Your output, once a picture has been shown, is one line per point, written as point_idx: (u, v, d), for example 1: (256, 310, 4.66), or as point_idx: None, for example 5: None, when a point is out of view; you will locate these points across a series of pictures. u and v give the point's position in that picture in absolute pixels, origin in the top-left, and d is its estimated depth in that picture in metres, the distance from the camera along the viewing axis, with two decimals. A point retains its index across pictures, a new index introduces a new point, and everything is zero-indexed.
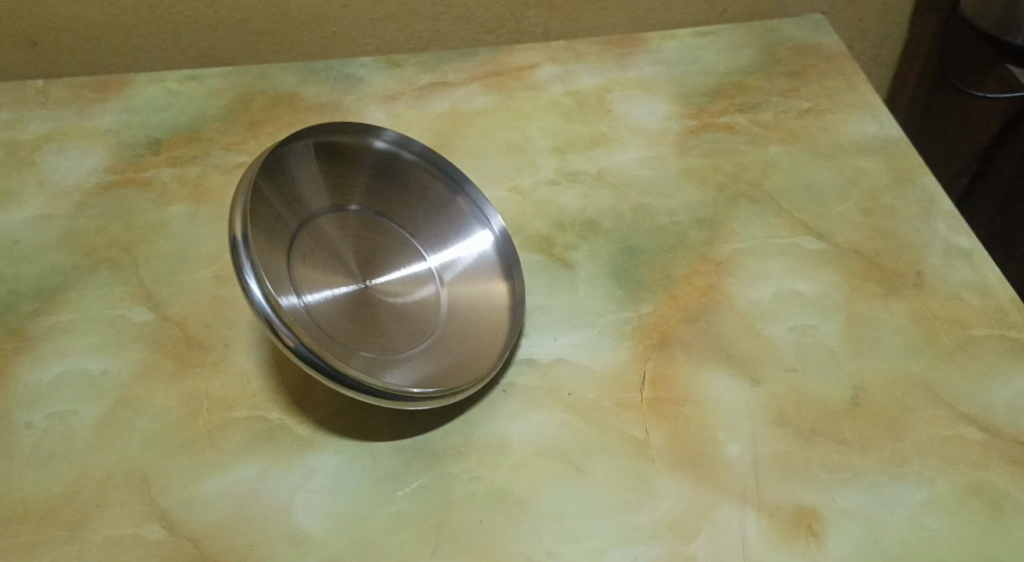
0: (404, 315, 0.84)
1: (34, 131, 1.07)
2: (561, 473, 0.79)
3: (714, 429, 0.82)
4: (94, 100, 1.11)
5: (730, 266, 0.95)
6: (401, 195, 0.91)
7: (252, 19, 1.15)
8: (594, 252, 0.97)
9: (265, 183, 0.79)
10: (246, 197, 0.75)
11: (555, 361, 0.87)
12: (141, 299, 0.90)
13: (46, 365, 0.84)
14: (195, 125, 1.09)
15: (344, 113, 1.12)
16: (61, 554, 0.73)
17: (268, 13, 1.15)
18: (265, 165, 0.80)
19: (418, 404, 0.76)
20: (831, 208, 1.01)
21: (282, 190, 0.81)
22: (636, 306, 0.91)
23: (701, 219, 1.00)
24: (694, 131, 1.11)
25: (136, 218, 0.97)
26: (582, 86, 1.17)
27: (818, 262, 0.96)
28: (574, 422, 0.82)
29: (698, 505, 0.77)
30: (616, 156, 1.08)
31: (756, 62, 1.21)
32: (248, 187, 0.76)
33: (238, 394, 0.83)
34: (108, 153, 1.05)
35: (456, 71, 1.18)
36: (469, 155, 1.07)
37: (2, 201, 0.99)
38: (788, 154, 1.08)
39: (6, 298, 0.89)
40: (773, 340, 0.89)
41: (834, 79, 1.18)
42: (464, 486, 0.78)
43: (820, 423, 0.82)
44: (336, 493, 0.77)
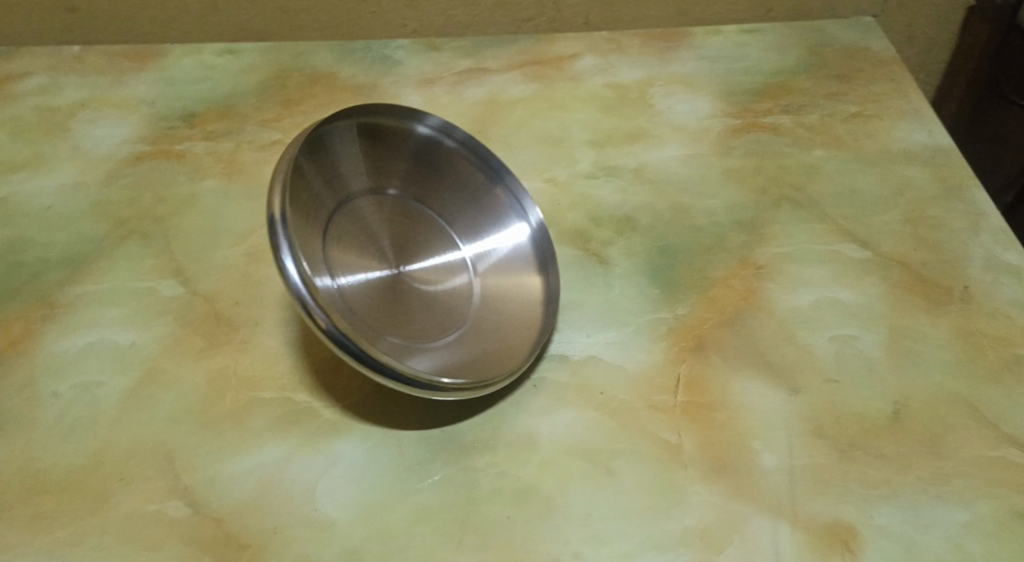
0: (437, 304, 0.83)
1: (69, 98, 1.06)
2: (591, 473, 0.77)
3: (748, 437, 0.80)
4: (130, 69, 1.10)
5: (769, 271, 0.93)
6: (439, 182, 0.89)
7: None
8: (630, 248, 0.95)
9: (307, 161, 0.78)
10: (286, 174, 0.74)
11: (587, 358, 0.85)
12: (170, 272, 0.89)
13: (73, 335, 0.83)
14: (231, 99, 1.08)
15: (380, 95, 1.11)
16: (82, 526, 0.72)
17: None
18: (307, 143, 0.78)
19: (448, 395, 0.75)
20: (875, 217, 0.99)
21: (322, 170, 0.80)
22: (672, 307, 0.89)
23: (741, 221, 0.98)
24: (737, 131, 1.08)
25: (169, 190, 0.96)
26: (623, 79, 1.15)
27: (861, 272, 0.93)
28: (605, 423, 0.81)
29: (730, 515, 0.76)
30: (656, 152, 1.06)
31: (802, 63, 1.18)
32: (289, 164, 0.75)
33: (265, 374, 0.82)
34: (142, 124, 1.04)
35: (495, 58, 1.16)
36: (506, 143, 1.06)
37: (34, 167, 0.98)
38: (833, 159, 1.05)
39: (35, 265, 0.89)
40: (812, 349, 0.87)
41: (882, 84, 1.15)
42: (491, 481, 0.77)
43: (858, 437, 0.81)
44: (361, 480, 0.76)
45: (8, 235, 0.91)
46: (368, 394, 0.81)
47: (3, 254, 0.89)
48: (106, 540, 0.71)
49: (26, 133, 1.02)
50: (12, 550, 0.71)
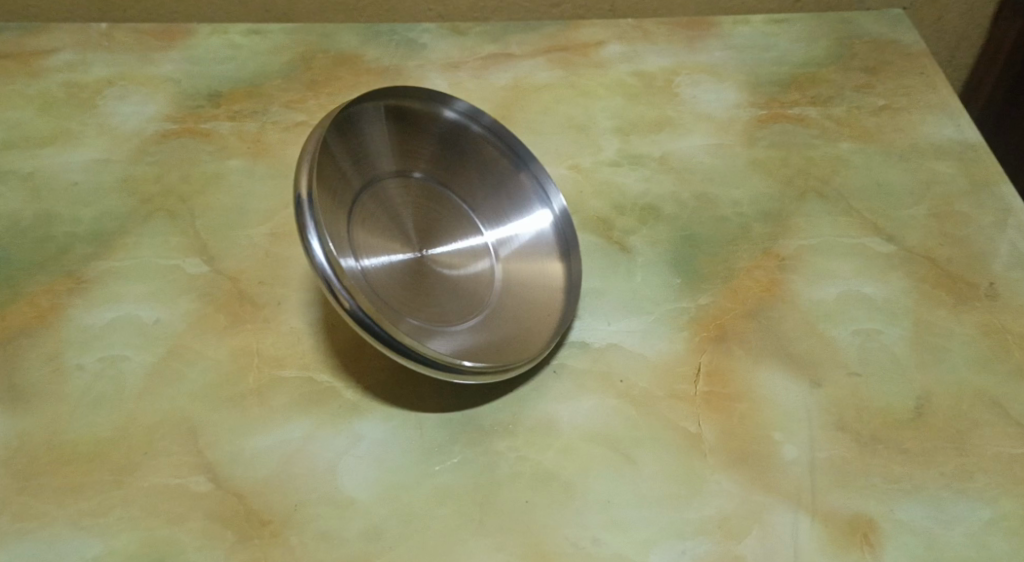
0: (459, 288, 0.83)
1: (97, 74, 1.07)
2: (611, 461, 0.78)
3: (770, 428, 0.80)
4: (157, 47, 1.11)
5: (793, 263, 0.93)
6: (464, 167, 0.89)
7: None
8: (653, 237, 0.95)
9: (335, 142, 0.78)
10: (314, 154, 0.74)
11: (608, 345, 0.85)
12: (195, 250, 0.90)
13: (99, 309, 0.84)
14: (257, 80, 1.08)
15: (405, 78, 1.10)
16: (107, 497, 0.73)
17: None
18: (335, 124, 0.79)
19: (469, 379, 0.75)
20: (902, 211, 0.98)
21: (349, 151, 0.80)
22: (694, 297, 0.89)
23: (766, 213, 0.97)
24: (763, 122, 1.08)
25: (194, 169, 0.97)
26: (650, 67, 1.14)
27: (886, 266, 0.93)
28: (625, 411, 0.81)
29: (750, 505, 0.76)
30: (681, 141, 1.05)
31: (831, 55, 1.17)
32: (317, 144, 0.75)
33: (288, 353, 0.82)
34: (169, 102, 1.04)
35: (520, 44, 1.16)
36: (531, 129, 1.05)
37: (62, 142, 0.99)
38: (860, 152, 1.04)
39: (62, 240, 0.89)
40: (835, 343, 0.86)
41: (911, 77, 1.14)
42: (511, 465, 0.77)
43: (880, 431, 0.80)
44: (382, 461, 0.77)
45: (35, 209, 0.92)
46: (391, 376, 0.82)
47: (30, 228, 0.90)
48: (130, 512, 0.72)
49: (54, 108, 1.02)
50: (37, 519, 0.72)
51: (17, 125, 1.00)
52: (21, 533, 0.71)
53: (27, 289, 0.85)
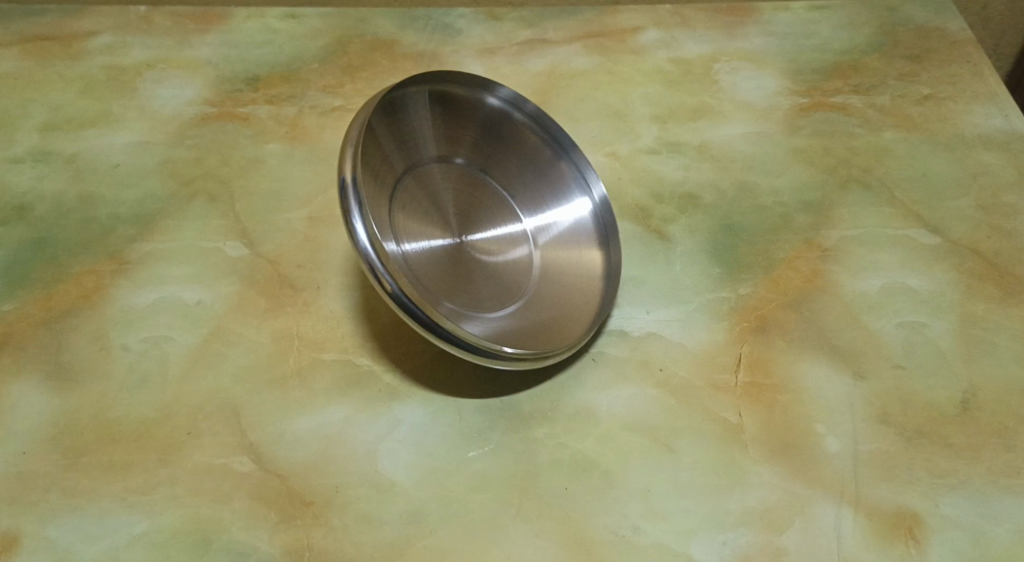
0: (500, 274, 0.82)
1: (136, 57, 1.07)
2: (650, 450, 0.77)
3: (812, 421, 0.80)
4: (195, 31, 1.11)
5: (835, 254, 0.92)
6: (505, 154, 0.89)
7: None
8: (692, 226, 0.94)
9: (379, 127, 0.78)
10: (358, 138, 0.74)
11: (647, 334, 0.85)
12: (235, 233, 0.90)
13: (142, 290, 0.85)
14: (293, 64, 1.08)
15: (441, 63, 1.10)
16: (152, 476, 0.74)
17: None
18: (380, 108, 0.79)
19: (509, 366, 0.75)
20: (947, 202, 0.96)
21: (393, 136, 0.80)
22: (734, 287, 0.88)
23: (808, 203, 0.96)
24: (804, 110, 1.06)
25: (234, 153, 0.97)
26: (688, 53, 1.13)
27: (932, 258, 0.91)
28: (665, 400, 0.81)
29: (792, 497, 0.75)
30: (721, 129, 1.04)
31: (873, 42, 1.15)
32: (362, 128, 0.75)
33: (328, 337, 0.83)
34: (208, 85, 1.04)
35: (557, 30, 1.15)
36: (568, 116, 1.05)
37: (104, 124, 1.00)
38: (903, 142, 1.03)
39: (105, 222, 0.90)
40: (878, 335, 0.85)
41: (957, 66, 1.12)
42: (550, 452, 0.77)
43: (924, 426, 0.80)
44: (421, 445, 0.77)
45: (79, 191, 0.93)
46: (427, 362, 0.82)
47: (74, 209, 0.91)
48: (175, 490, 0.73)
49: (95, 90, 1.03)
50: (85, 496, 0.73)
51: (60, 107, 1.01)
52: (69, 509, 0.72)
53: (71, 270, 0.86)
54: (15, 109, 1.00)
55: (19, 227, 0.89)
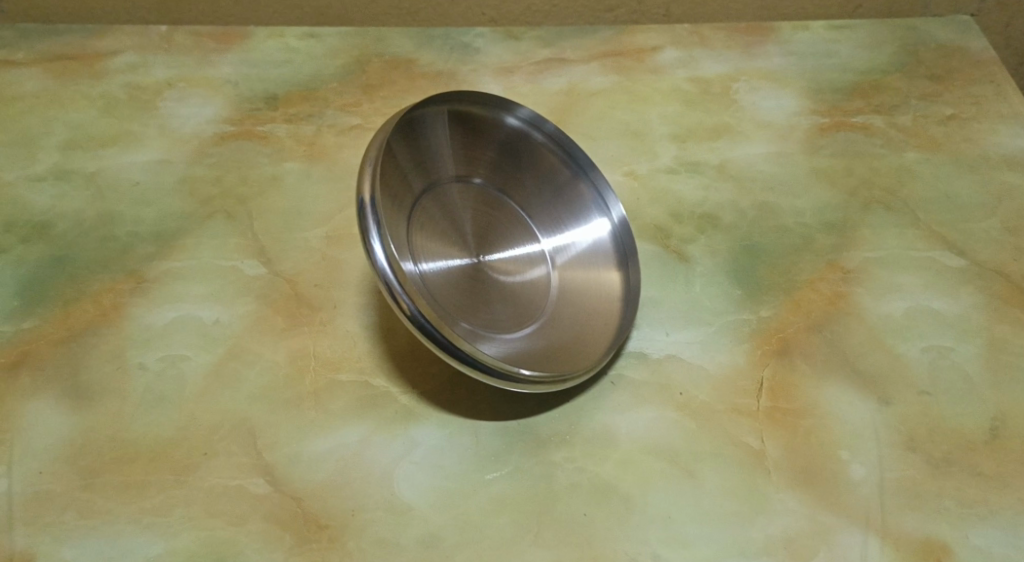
0: (517, 294, 0.82)
1: (157, 75, 1.08)
2: (670, 475, 0.76)
3: (836, 447, 0.78)
4: (215, 50, 1.11)
5: (858, 276, 0.90)
6: (524, 174, 0.89)
7: None
8: (712, 246, 0.93)
9: (398, 147, 0.78)
10: (378, 158, 0.74)
11: (666, 356, 0.84)
12: (253, 252, 0.90)
13: (160, 309, 0.85)
14: (312, 83, 1.08)
15: (459, 82, 1.10)
16: (168, 497, 0.73)
17: None
18: (400, 127, 0.78)
19: (526, 389, 0.74)
20: (973, 224, 0.95)
21: (412, 155, 0.80)
22: (756, 309, 0.87)
23: (830, 223, 0.95)
24: (825, 130, 1.05)
25: (252, 171, 0.97)
26: (707, 72, 1.13)
27: (958, 281, 0.90)
28: (685, 424, 0.79)
29: (816, 525, 0.74)
30: (740, 148, 1.03)
31: (895, 62, 1.14)
32: (381, 148, 0.75)
33: (344, 357, 0.82)
34: (227, 104, 1.05)
35: (575, 49, 1.15)
36: (586, 135, 1.04)
37: (124, 142, 1.00)
38: (926, 162, 1.02)
39: (124, 240, 0.90)
40: (903, 359, 0.84)
41: (980, 86, 1.11)
42: (568, 477, 0.76)
43: (952, 453, 0.78)
44: (438, 468, 0.76)
45: (98, 209, 0.93)
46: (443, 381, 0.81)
47: (92, 227, 0.91)
48: (190, 512, 0.72)
49: (116, 109, 1.04)
50: (101, 517, 0.72)
51: (81, 125, 1.01)
52: (84, 530, 0.72)
53: (90, 288, 0.86)
54: (36, 128, 1.01)
55: (38, 245, 0.90)
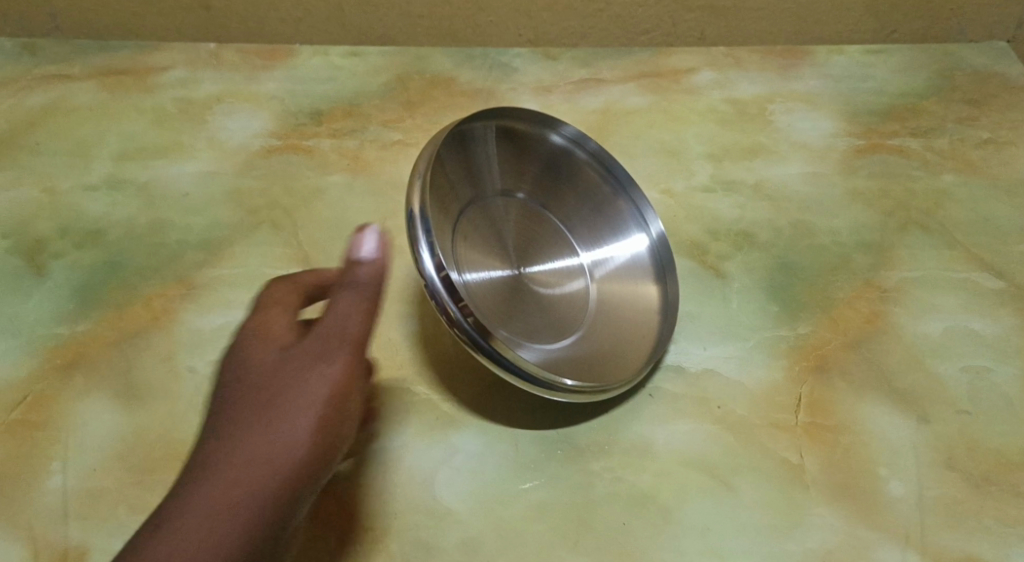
0: (556, 306, 0.83)
1: (206, 90, 1.11)
2: (708, 488, 0.77)
3: (875, 463, 0.79)
4: (262, 66, 1.15)
5: (895, 295, 0.91)
6: (566, 189, 0.90)
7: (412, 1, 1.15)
8: (749, 263, 0.94)
9: (448, 161, 0.81)
10: (426, 170, 0.76)
11: (704, 371, 0.85)
12: (298, 261, 0.92)
13: (208, 314, 0.88)
14: (355, 100, 1.11)
15: (498, 100, 1.12)
16: None
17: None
18: (448, 140, 0.81)
19: (564, 398, 0.76)
20: (1011, 246, 0.96)
21: (460, 168, 0.82)
22: (793, 325, 0.88)
23: (866, 243, 0.96)
24: (861, 151, 1.06)
25: (298, 184, 1.00)
26: (742, 94, 1.14)
27: (997, 302, 0.91)
28: (723, 437, 0.80)
29: (854, 540, 0.75)
30: (776, 168, 1.05)
31: (931, 86, 1.15)
32: (429, 161, 0.77)
33: (386, 363, 0.84)
34: (274, 118, 1.08)
35: (612, 69, 1.17)
36: (623, 153, 1.06)
37: (175, 154, 1.03)
38: (964, 185, 1.03)
39: (174, 247, 0.93)
40: (943, 379, 0.85)
41: (1018, 111, 1.12)
42: (606, 486, 0.77)
43: (991, 473, 0.79)
44: (477, 474, 0.78)
45: (149, 217, 0.96)
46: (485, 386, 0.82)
47: (144, 235, 0.94)
48: None
49: (167, 122, 1.07)
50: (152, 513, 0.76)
51: (133, 137, 1.05)
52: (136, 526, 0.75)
53: (141, 293, 0.89)
54: (91, 139, 1.04)
55: (92, 251, 0.92)
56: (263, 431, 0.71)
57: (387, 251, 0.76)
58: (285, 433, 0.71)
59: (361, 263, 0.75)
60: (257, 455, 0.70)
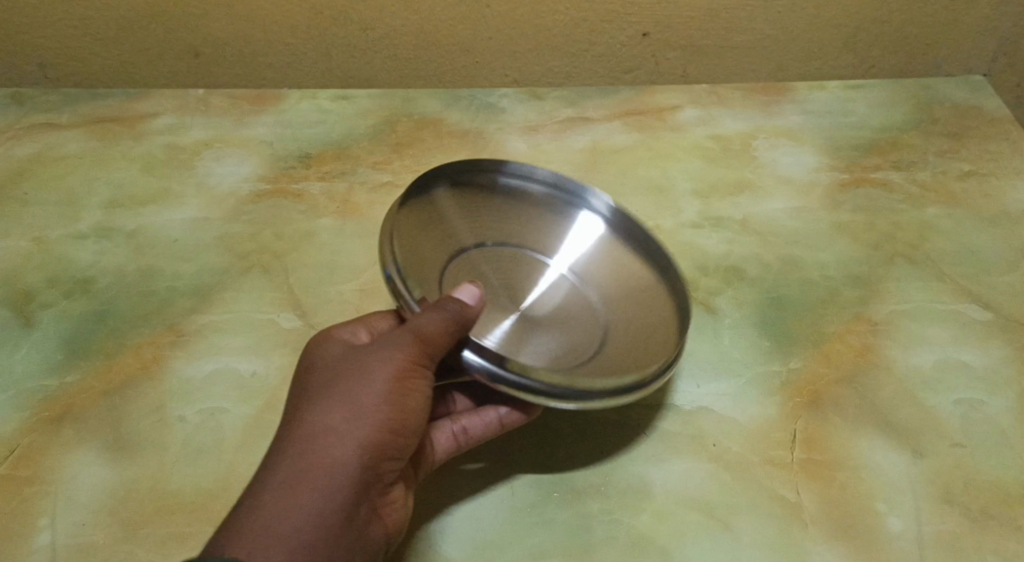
0: (568, 331, 0.82)
1: (195, 136, 1.11)
2: (707, 528, 0.77)
3: (872, 499, 0.79)
4: (250, 112, 1.15)
5: (885, 328, 0.92)
6: (542, 227, 0.91)
7: (399, 45, 1.14)
8: (739, 299, 0.94)
9: (406, 228, 0.82)
10: (389, 232, 0.78)
11: (699, 409, 0.85)
12: (290, 305, 0.92)
13: (198, 362, 0.87)
14: (343, 143, 1.11)
15: (485, 140, 1.13)
16: None
17: (414, 41, 1.14)
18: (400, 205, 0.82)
19: (601, 403, 0.73)
20: (997, 277, 0.97)
21: (423, 229, 0.84)
22: (786, 360, 0.88)
23: (855, 277, 0.97)
24: (845, 185, 1.08)
25: (288, 228, 1.00)
26: (727, 130, 1.16)
27: (986, 333, 0.92)
28: (720, 476, 0.80)
29: None
30: (763, 203, 1.05)
31: (910, 120, 1.17)
32: (388, 224, 0.79)
33: None
34: (263, 163, 1.08)
35: (597, 108, 1.18)
36: (611, 190, 1.07)
37: (164, 200, 1.03)
38: (948, 217, 1.04)
39: (164, 294, 0.93)
40: (936, 411, 0.85)
41: (997, 143, 1.14)
42: (605, 528, 0.77)
43: (989, 506, 0.79)
44: (474, 519, 0.77)
45: (139, 265, 0.96)
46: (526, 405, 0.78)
47: (134, 282, 0.94)
48: None
49: (156, 169, 1.07)
50: None
51: (122, 185, 1.05)
52: None
53: (130, 342, 0.88)
54: (80, 188, 1.04)
55: (81, 300, 0.92)
56: (348, 413, 0.70)
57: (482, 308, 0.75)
58: (371, 412, 0.70)
59: (457, 299, 0.73)
60: (331, 428, 0.69)
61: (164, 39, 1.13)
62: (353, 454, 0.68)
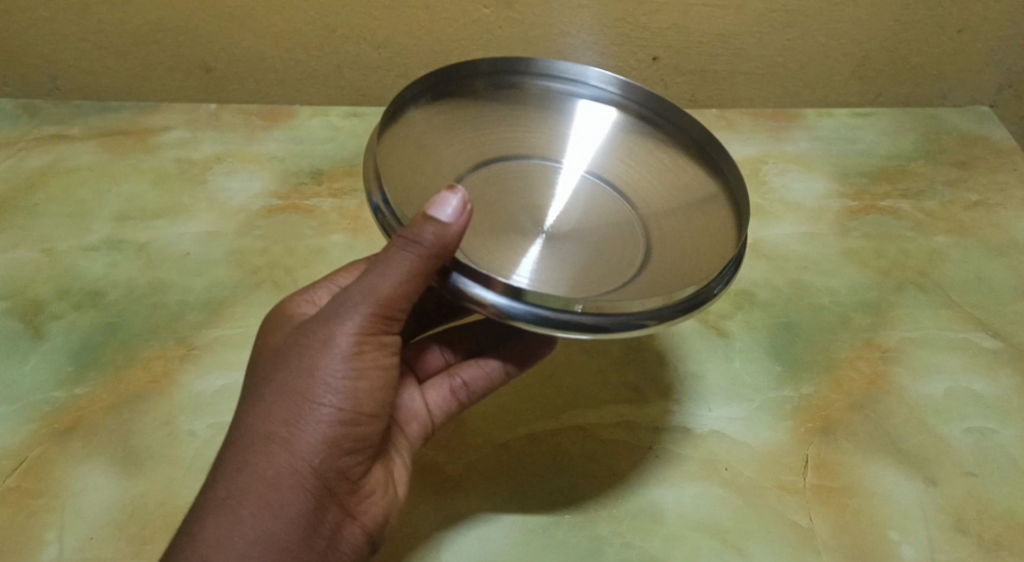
0: (612, 257, 0.79)
1: (206, 151, 1.12)
2: (719, 552, 0.77)
3: (884, 526, 0.79)
4: (262, 127, 1.16)
5: (895, 355, 0.92)
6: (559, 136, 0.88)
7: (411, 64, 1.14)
8: (750, 323, 0.94)
9: (403, 153, 0.80)
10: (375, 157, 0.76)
11: (710, 432, 0.84)
12: None
13: (208, 376, 0.87)
14: (355, 160, 1.12)
15: None
16: None
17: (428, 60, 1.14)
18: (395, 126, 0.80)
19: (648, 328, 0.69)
20: (1007, 307, 0.97)
21: (426, 154, 0.82)
22: (797, 386, 0.88)
23: (864, 303, 0.97)
24: (854, 212, 1.08)
25: (299, 244, 1.00)
26: (735, 155, 1.16)
27: (995, 362, 0.92)
28: (732, 500, 0.80)
29: None
30: (773, 227, 1.06)
31: (917, 148, 1.18)
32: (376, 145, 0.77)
33: None
34: (274, 178, 1.08)
35: None
36: None
37: (175, 214, 1.03)
38: (957, 246, 1.04)
39: (175, 307, 0.93)
40: (947, 439, 0.85)
41: (1004, 174, 1.15)
42: (617, 552, 0.77)
43: (1001, 536, 0.79)
44: (485, 540, 0.77)
45: (149, 278, 0.96)
46: (524, 358, 0.80)
47: (144, 295, 0.94)
48: None
49: (167, 182, 1.07)
50: None
51: (133, 198, 1.05)
52: None
53: (140, 355, 0.88)
54: (90, 200, 1.04)
55: (91, 313, 0.92)
56: (306, 404, 0.66)
57: (467, 220, 0.67)
58: (319, 401, 0.67)
59: (431, 223, 0.66)
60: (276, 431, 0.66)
61: (174, 55, 1.12)
62: (316, 449, 0.66)
